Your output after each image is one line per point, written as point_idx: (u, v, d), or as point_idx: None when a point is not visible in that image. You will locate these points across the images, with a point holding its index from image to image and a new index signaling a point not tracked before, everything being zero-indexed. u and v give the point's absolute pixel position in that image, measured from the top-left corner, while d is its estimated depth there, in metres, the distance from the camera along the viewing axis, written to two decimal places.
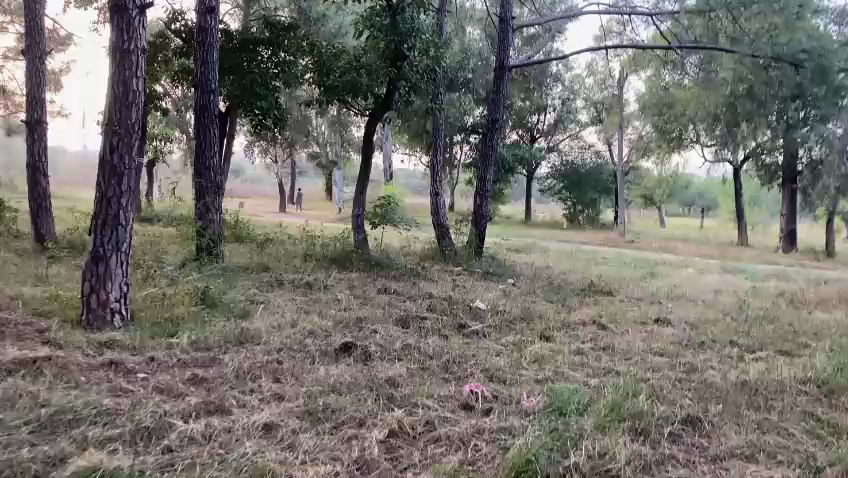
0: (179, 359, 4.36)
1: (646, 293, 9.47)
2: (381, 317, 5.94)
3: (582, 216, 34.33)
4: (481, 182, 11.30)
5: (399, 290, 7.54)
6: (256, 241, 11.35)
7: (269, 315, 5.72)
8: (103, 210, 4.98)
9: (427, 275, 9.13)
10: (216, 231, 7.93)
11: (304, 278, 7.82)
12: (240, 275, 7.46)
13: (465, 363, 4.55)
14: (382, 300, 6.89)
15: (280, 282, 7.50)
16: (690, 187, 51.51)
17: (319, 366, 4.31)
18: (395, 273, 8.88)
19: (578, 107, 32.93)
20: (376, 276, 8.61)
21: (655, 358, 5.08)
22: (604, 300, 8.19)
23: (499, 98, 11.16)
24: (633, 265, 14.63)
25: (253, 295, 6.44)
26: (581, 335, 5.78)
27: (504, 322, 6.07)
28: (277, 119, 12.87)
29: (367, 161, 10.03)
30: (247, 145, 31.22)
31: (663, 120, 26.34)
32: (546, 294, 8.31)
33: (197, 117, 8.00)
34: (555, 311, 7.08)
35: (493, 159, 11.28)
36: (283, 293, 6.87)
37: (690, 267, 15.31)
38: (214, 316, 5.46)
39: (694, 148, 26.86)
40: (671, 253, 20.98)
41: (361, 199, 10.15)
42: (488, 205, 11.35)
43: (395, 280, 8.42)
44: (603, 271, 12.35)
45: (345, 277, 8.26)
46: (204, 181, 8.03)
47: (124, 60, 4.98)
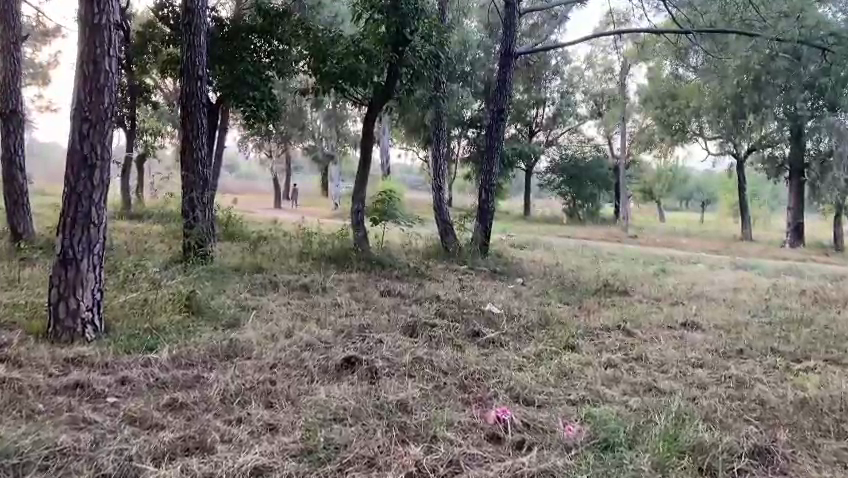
0: (157, 378, 3.78)
1: (663, 292, 8.94)
2: (387, 325, 5.37)
3: (582, 211, 33.49)
4: (486, 176, 10.71)
5: (404, 292, 6.97)
6: (247, 239, 10.76)
7: (263, 323, 5.14)
8: (72, 206, 4.36)
9: (432, 274, 8.56)
10: (205, 230, 7.33)
11: (300, 280, 7.23)
12: (231, 277, 6.87)
13: (485, 380, 3.98)
14: (386, 304, 6.33)
15: (274, 285, 6.92)
16: (689, 182, 50.84)
17: (319, 386, 3.73)
18: (398, 273, 8.31)
19: (578, 101, 32.30)
20: (377, 277, 8.02)
21: (695, 371, 4.52)
22: (622, 302, 7.64)
23: (504, 87, 10.59)
24: (642, 262, 14.07)
25: (246, 300, 5.86)
26: (608, 343, 5.23)
27: (521, 329, 5.52)
28: (270, 112, 12.23)
29: (366, 154, 9.43)
30: (240, 140, 30.58)
31: (666, 112, 25.81)
32: (560, 295, 7.75)
33: (183, 105, 7.37)
34: (574, 315, 6.52)
35: (499, 152, 10.70)
36: (277, 298, 6.29)
37: (700, 264, 14.77)
38: (200, 325, 4.87)
39: (698, 142, 26.35)
40: (675, 248, 20.47)
41: (361, 195, 9.55)
42: (493, 201, 10.80)
43: (398, 281, 7.85)
44: (613, 268, 11.81)
45: (345, 278, 7.68)
46: (191, 174, 7.43)
47: (94, 35, 4.34)
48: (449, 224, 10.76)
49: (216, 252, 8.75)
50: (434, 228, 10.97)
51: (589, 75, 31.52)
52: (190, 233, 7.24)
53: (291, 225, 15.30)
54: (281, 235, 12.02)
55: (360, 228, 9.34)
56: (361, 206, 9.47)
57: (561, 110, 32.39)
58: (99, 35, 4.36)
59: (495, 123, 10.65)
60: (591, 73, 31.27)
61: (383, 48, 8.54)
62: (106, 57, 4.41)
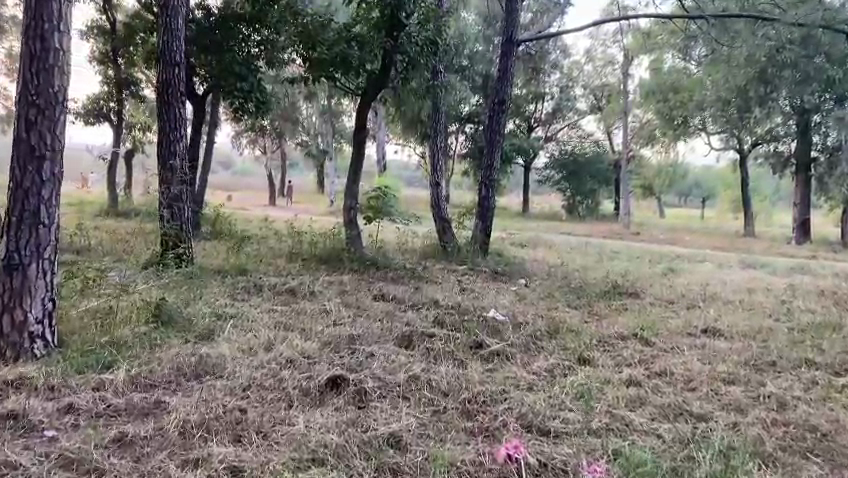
0: (109, 405, 3.23)
1: (675, 294, 8.41)
2: (380, 335, 4.83)
3: (582, 207, 33.41)
4: (487, 170, 10.13)
5: (399, 297, 6.43)
6: (235, 239, 10.20)
7: (240, 335, 4.59)
8: (17, 203, 3.78)
9: (430, 276, 8.02)
10: (185, 228, 6.79)
11: (287, 283, 6.68)
12: (211, 281, 6.32)
13: (491, 404, 3.44)
14: (380, 310, 5.78)
15: (258, 289, 6.37)
16: (688, 177, 50.41)
17: (298, 414, 3.20)
18: (393, 275, 7.76)
19: (577, 95, 31.69)
20: (371, 279, 7.48)
21: (729, 390, 3.99)
22: (634, 306, 7.10)
23: (506, 77, 9.99)
24: (647, 260, 13.52)
25: (225, 308, 5.30)
26: (625, 356, 4.69)
27: (529, 338, 4.98)
28: (258, 103, 11.75)
29: (360, 146, 8.88)
30: (234, 135, 29.95)
31: (669, 106, 25.26)
32: (566, 299, 7.21)
33: (159, 95, 6.76)
34: (585, 321, 5.99)
35: (500, 146, 10.13)
36: (259, 304, 5.73)
37: (706, 262, 14.24)
38: (168, 338, 4.31)
39: (700, 136, 25.81)
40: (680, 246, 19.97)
41: (354, 191, 8.95)
42: (494, 198, 10.23)
43: (393, 284, 7.30)
44: (619, 267, 11.28)
45: (337, 281, 7.14)
46: (168, 169, 6.78)
47: (40, 7, 3.79)
48: (447, 221, 10.22)
49: (200, 253, 8.19)
50: (432, 226, 10.40)
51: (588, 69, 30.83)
52: (168, 232, 6.69)
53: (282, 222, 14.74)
54: (272, 234, 11.46)
55: (354, 225, 8.74)
56: (355, 203, 8.87)
57: (560, 105, 31.78)
58: (46, 7, 3.80)
59: (496, 115, 10.09)
60: (590, 67, 30.14)
61: (378, 33, 8.09)
62: (55, 33, 3.85)
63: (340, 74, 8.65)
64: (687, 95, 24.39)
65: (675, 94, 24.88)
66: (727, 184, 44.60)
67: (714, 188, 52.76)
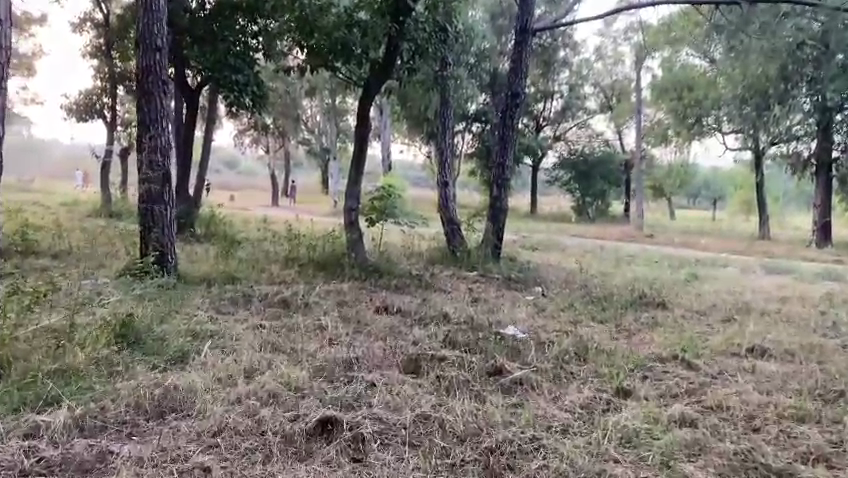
0: (39, 459, 2.55)
1: (706, 305, 7.71)
2: (382, 359, 4.15)
3: (591, 209, 32.56)
4: (500, 169, 9.39)
5: (404, 309, 5.75)
6: (229, 242, 9.55)
7: (219, 359, 3.93)
8: None
9: (437, 284, 7.34)
10: (169, 232, 6.14)
11: (281, 293, 6.02)
12: (195, 293, 5.68)
13: (519, 457, 2.77)
14: (383, 326, 5.11)
15: (247, 300, 5.72)
16: (697, 178, 49.61)
17: (277, 473, 2.53)
18: (398, 283, 7.11)
19: (586, 94, 30.79)
20: (373, 288, 6.83)
21: (804, 432, 3.29)
22: (665, 319, 6.40)
23: (521, 68, 9.26)
24: (665, 265, 12.80)
25: (206, 325, 4.65)
26: (669, 384, 4.02)
27: (555, 363, 4.30)
28: (254, 97, 11.09)
29: (361, 142, 8.16)
30: (237, 133, 29.33)
31: (682, 104, 24.50)
32: (589, 311, 6.52)
33: (138, 83, 6.04)
34: (616, 339, 5.31)
35: (512, 143, 9.41)
36: (246, 319, 5.08)
37: (727, 267, 13.51)
38: (132, 363, 3.65)
39: (715, 136, 25.06)
40: (695, 248, 19.25)
41: (356, 192, 8.23)
42: (506, 198, 9.51)
43: (398, 293, 6.65)
44: (640, 274, 10.57)
45: (336, 290, 6.49)
46: (149, 166, 6.04)
47: None
48: (457, 224, 9.53)
49: (189, 257, 7.55)
50: (440, 229, 9.71)
51: (597, 67, 29.62)
52: (150, 236, 6.05)
53: (281, 224, 14.10)
54: (270, 236, 10.81)
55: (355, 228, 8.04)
56: (356, 204, 8.16)
57: (569, 102, 30.82)
58: None
59: (510, 111, 9.34)
60: (601, 65, 29.48)
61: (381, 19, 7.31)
62: None
63: (341, 62, 7.89)
64: (702, 93, 23.64)
65: (689, 92, 24.11)
66: (738, 185, 43.64)
67: (723, 189, 51.73)
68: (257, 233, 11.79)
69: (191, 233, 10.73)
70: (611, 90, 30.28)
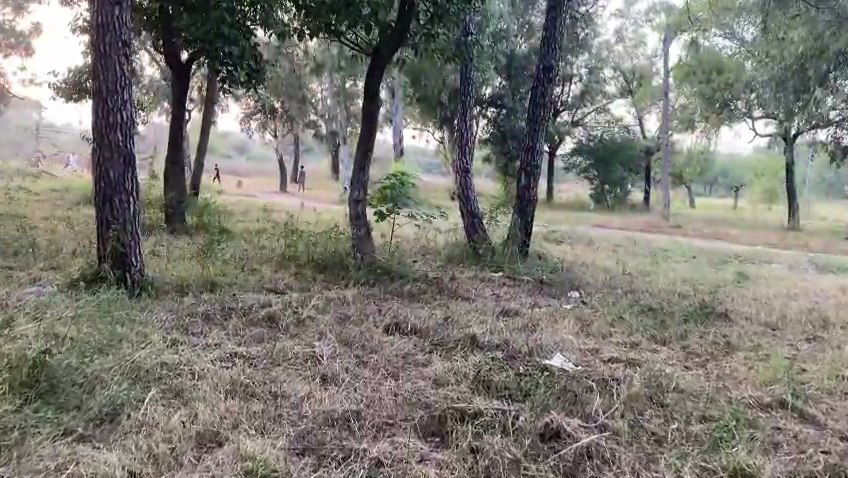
0: None
1: (776, 316, 6.52)
2: (393, 415, 3.01)
3: (610, 198, 30.92)
4: (530, 153, 8.11)
5: (422, 329, 4.59)
6: (222, 238, 8.41)
7: (164, 417, 2.80)
8: None
9: (457, 290, 6.18)
10: (134, 226, 5.00)
11: (268, 306, 4.88)
12: (163, 309, 4.57)
13: None
14: (394, 357, 3.95)
15: (228, 315, 4.62)
16: (715, 167, 48.06)
17: None
18: (413, 289, 5.98)
19: (606, 78, 28.93)
20: (383, 297, 5.68)
21: None
22: (741, 339, 5.21)
23: (555, 34, 7.90)
24: (705, 262, 11.57)
25: (162, 357, 3.53)
26: (796, 457, 2.86)
27: (631, 421, 3.15)
28: (251, 72, 9.90)
29: (370, 120, 6.96)
30: (243, 117, 28.18)
31: (712, 87, 23.05)
32: (645, 328, 5.35)
33: (91, 44, 4.79)
34: (692, 373, 4.14)
35: (544, 122, 8.08)
36: (220, 347, 3.95)
37: (772, 264, 12.26)
38: (34, 429, 2.55)
39: (745, 122, 23.96)
40: (728, 241, 18.10)
41: (362, 179, 7.02)
42: (536, 187, 8.26)
43: (412, 304, 5.50)
44: (683, 274, 9.38)
45: (339, 300, 5.36)
46: (106, 148, 4.84)
47: None
48: (479, 217, 8.33)
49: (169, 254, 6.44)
50: (459, 221, 8.50)
51: (618, 49, 28.17)
52: (109, 232, 4.91)
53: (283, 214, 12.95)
54: (269, 230, 9.67)
55: (361, 221, 6.85)
56: (361, 193, 6.98)
57: (588, 86, 28.66)
58: None
59: (543, 85, 7.99)
60: (622, 47, 28.14)
61: None
62: None
63: (344, 22, 6.59)
64: (732, 76, 22.20)
65: (719, 74, 22.72)
66: (759, 172, 41.98)
67: (743, 178, 49.94)
68: (256, 225, 10.65)
69: (182, 224, 9.60)
70: (632, 74, 28.89)
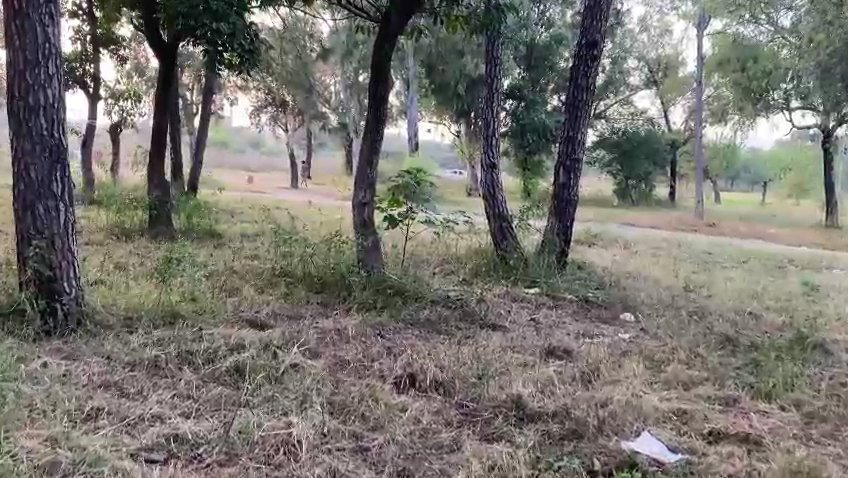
0: None
1: None
2: None
3: (634, 192, 29.33)
4: (568, 144, 6.81)
5: (446, 388, 3.36)
6: (210, 247, 7.21)
7: None
8: None
9: (488, 317, 4.94)
10: (67, 241, 3.79)
11: (240, 349, 3.65)
12: (96, 358, 3.38)
13: None
14: (408, 440, 2.74)
15: (188, 363, 3.44)
16: (740, 162, 46.33)
17: None
18: (433, 315, 4.77)
19: (630, 68, 27.50)
20: (396, 328, 4.47)
21: None
22: None
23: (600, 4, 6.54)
24: (757, 268, 10.24)
25: (55, 455, 2.36)
26: None
27: None
28: (243, 53, 8.55)
29: (378, 104, 5.70)
30: (252, 110, 27.11)
31: (747, 77, 21.32)
32: (736, 375, 4.11)
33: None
34: (841, 461, 2.86)
35: (586, 109, 6.74)
36: (160, 423, 2.76)
37: (834, 269, 10.90)
38: None
39: (782, 115, 22.21)
40: (769, 240, 16.74)
41: (368, 177, 5.74)
42: (577, 185, 6.91)
43: (432, 339, 4.28)
44: (746, 287, 8.07)
45: (340, 336, 4.17)
46: (26, 137, 3.62)
47: None
48: (508, 220, 7.05)
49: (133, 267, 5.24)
50: (485, 226, 7.20)
51: (642, 39, 26.83)
52: (31, 250, 3.69)
53: (287, 214, 11.75)
54: (267, 236, 8.46)
55: (368, 227, 5.66)
56: (367, 193, 5.71)
57: (610, 76, 26.73)
58: None
59: (585, 61, 6.67)
60: (646, 37, 26.76)
61: None
62: None
63: None
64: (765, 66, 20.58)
65: (755, 61, 20.86)
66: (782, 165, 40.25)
67: (762, 168, 48.19)
68: (255, 228, 9.46)
69: (168, 228, 8.41)
70: (656, 64, 27.66)
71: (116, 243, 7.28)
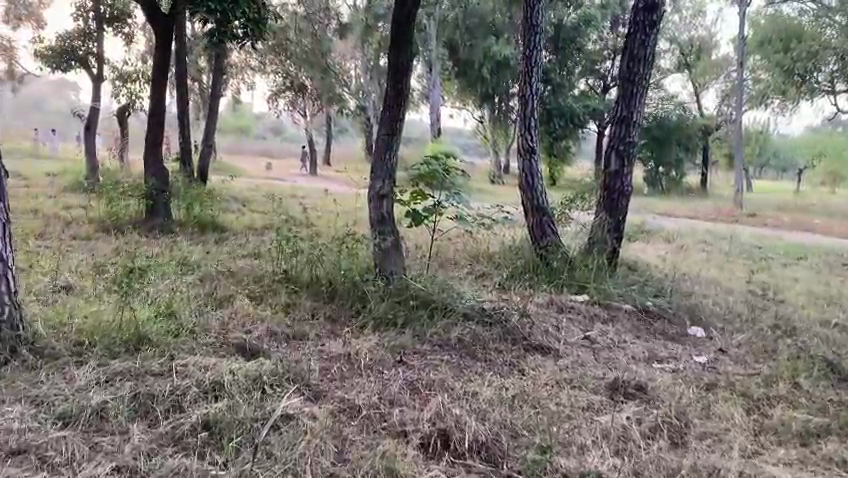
0: None
1: None
2: None
3: (665, 181, 27.51)
4: (621, 126, 5.83)
5: (490, 458, 2.44)
6: (208, 244, 6.36)
7: None
8: None
9: (533, 336, 4.01)
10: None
11: (214, 391, 2.76)
12: (21, 407, 2.53)
13: None
14: None
15: (145, 415, 2.57)
16: (772, 149, 44.69)
17: None
18: (467, 335, 3.87)
19: (661, 50, 26.52)
20: (423, 356, 3.57)
21: None
22: None
23: None
24: (821, 266, 9.15)
25: None
26: None
27: None
28: (247, 23, 7.67)
29: (399, 76, 4.72)
30: (270, 95, 26.34)
31: (788, 57, 18.58)
32: None
33: None
34: None
35: (644, 84, 5.75)
36: None
37: None
38: None
39: (827, 98, 19.19)
40: (817, 232, 15.54)
41: (387, 163, 4.79)
42: (631, 174, 5.93)
43: (467, 372, 3.37)
44: (819, 290, 7.05)
45: (352, 368, 3.29)
46: None
47: None
48: (549, 214, 6.10)
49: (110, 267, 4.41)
50: (523, 220, 6.25)
51: (674, 19, 25.61)
52: None
53: (299, 204, 10.89)
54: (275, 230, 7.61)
55: (387, 224, 4.74)
56: (388, 183, 4.77)
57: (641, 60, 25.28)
58: None
59: (642, 28, 5.66)
60: (678, 18, 25.53)
61: None
62: None
63: None
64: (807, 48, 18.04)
65: (799, 42, 18.35)
66: (814, 151, 38.58)
67: (791, 154, 46.37)
68: (263, 220, 8.63)
69: (165, 221, 7.59)
70: (688, 46, 26.14)
71: (105, 238, 6.49)
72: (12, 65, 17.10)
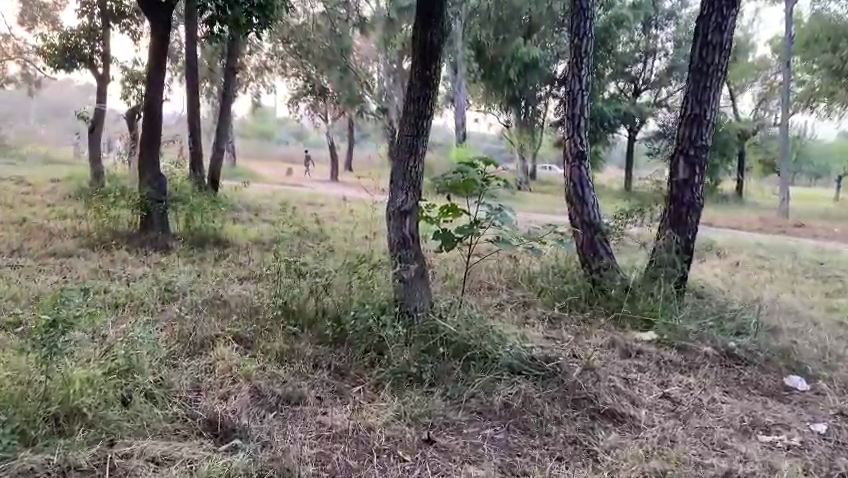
0: None
1: None
2: None
3: None
4: (692, 126, 4.86)
5: None
6: (203, 262, 5.52)
7: None
8: None
9: (603, 398, 3.07)
10: None
11: None
12: None
13: None
14: None
15: None
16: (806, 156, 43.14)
17: None
18: (516, 398, 2.95)
19: None
20: (458, 433, 2.65)
21: None
22: None
23: None
24: None
25: None
26: None
27: None
28: (255, 12, 6.78)
29: (426, 63, 3.80)
30: (291, 100, 25.72)
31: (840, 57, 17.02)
32: None
33: None
34: None
35: (719, 77, 4.79)
36: None
37: None
38: None
39: None
40: None
41: (411, 173, 3.84)
42: (702, 185, 4.95)
43: (520, 463, 2.45)
44: None
45: (362, 456, 2.38)
46: None
47: None
48: (603, 232, 5.15)
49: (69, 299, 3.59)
50: (571, 239, 5.29)
51: None
52: None
53: (314, 214, 10.04)
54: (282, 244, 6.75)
55: (411, 246, 3.82)
56: (411, 200, 3.82)
57: None
58: None
59: (718, 9, 4.71)
60: None
61: None
62: None
63: None
64: None
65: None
66: None
67: (824, 162, 44.72)
68: (273, 231, 7.80)
69: (162, 234, 6.81)
70: None
71: (89, 255, 5.71)
72: (26, 69, 16.62)
